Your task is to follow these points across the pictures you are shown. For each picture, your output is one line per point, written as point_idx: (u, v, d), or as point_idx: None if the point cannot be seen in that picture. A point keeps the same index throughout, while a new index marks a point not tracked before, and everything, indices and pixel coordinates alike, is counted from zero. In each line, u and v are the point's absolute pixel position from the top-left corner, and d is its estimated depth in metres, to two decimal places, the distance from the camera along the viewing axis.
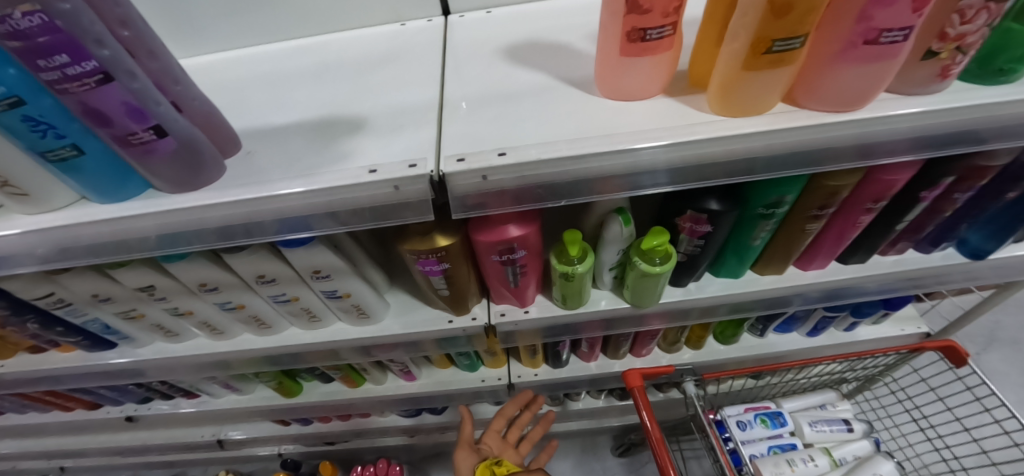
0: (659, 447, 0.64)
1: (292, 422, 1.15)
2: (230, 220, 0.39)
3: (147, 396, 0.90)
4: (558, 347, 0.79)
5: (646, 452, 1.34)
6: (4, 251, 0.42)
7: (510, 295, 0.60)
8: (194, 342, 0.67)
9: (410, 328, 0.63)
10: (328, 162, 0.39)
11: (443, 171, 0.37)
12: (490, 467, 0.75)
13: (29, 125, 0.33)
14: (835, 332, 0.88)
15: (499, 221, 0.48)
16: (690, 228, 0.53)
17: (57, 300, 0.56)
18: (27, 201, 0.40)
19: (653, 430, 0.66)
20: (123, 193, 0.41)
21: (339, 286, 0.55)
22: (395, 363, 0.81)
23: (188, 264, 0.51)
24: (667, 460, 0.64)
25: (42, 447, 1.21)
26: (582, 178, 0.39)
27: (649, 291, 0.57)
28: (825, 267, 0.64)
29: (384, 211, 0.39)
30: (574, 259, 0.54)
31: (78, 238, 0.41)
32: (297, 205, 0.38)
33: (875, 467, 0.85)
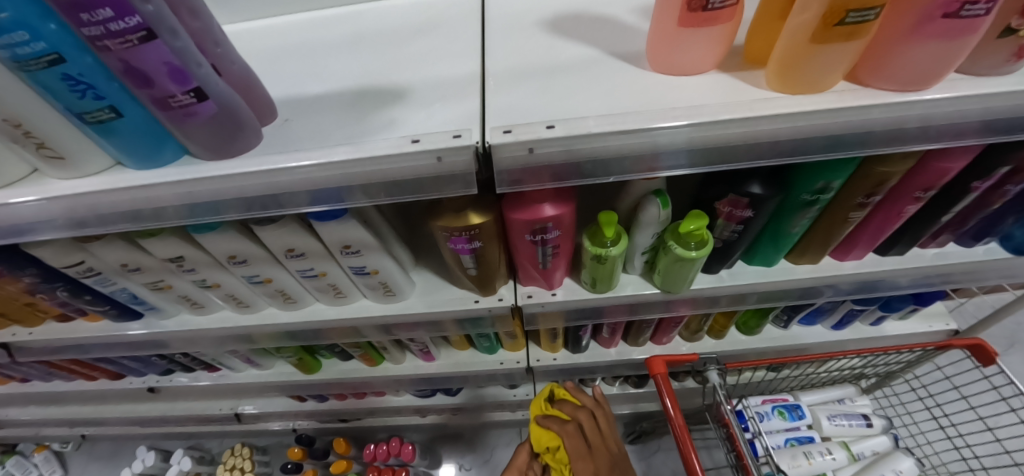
0: (681, 433, 0.64)
1: (307, 399, 1.17)
2: (268, 188, 0.39)
3: (168, 368, 0.91)
4: (580, 332, 0.78)
5: (656, 441, 1.34)
6: (41, 215, 0.42)
7: (539, 276, 0.59)
8: (219, 315, 0.67)
9: (435, 307, 0.62)
10: (368, 132, 0.38)
11: (490, 143, 0.36)
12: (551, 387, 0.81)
13: (68, 84, 0.32)
14: (861, 326, 0.86)
15: (535, 199, 0.47)
16: (728, 213, 0.51)
17: (86, 269, 0.56)
18: (63, 165, 0.39)
19: (675, 417, 0.65)
20: (159, 159, 0.40)
21: (367, 263, 0.54)
22: (415, 343, 0.81)
23: (218, 235, 0.50)
24: (689, 447, 0.63)
25: (65, 415, 1.24)
26: (630, 154, 0.37)
27: (681, 276, 0.56)
28: (862, 258, 0.62)
29: (425, 183, 0.38)
30: (608, 241, 0.53)
31: (113, 204, 0.41)
32: (337, 174, 0.37)
33: (893, 464, 0.84)
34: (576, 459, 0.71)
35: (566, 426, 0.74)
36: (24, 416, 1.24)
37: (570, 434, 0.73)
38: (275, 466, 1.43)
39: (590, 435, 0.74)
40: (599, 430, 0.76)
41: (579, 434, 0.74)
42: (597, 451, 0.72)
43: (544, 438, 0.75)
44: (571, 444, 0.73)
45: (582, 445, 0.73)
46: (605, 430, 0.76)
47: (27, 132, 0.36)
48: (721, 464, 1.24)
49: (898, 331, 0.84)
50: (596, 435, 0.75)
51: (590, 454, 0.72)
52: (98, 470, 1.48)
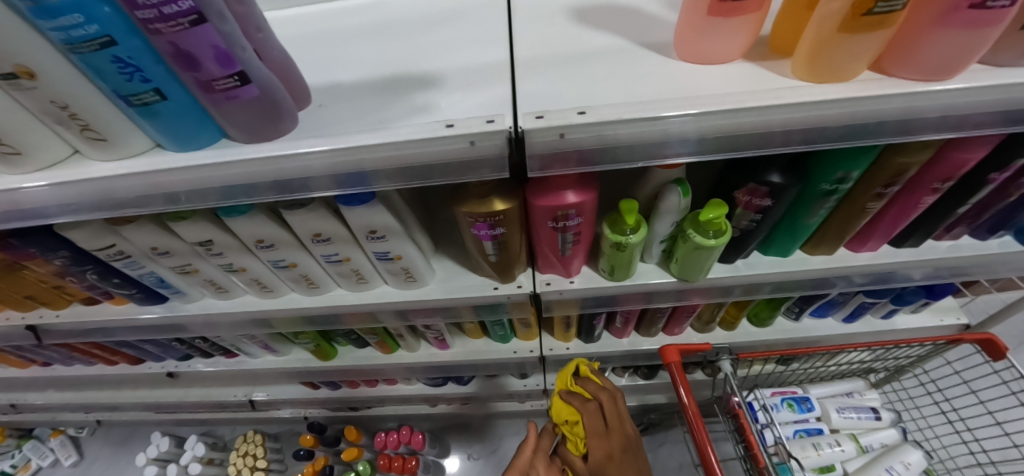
0: (696, 422, 0.64)
1: (320, 386, 1.18)
2: (304, 171, 0.40)
3: (188, 353, 0.93)
4: (594, 321, 0.80)
5: (663, 433, 1.35)
6: (83, 196, 0.43)
7: (558, 264, 0.60)
8: (242, 299, 0.69)
9: (455, 294, 0.63)
10: (403, 117, 0.39)
11: (523, 128, 0.37)
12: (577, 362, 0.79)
13: (118, 66, 0.33)
14: (872, 319, 0.86)
15: (558, 186, 0.48)
16: (747, 202, 0.52)
17: (117, 252, 0.58)
18: (106, 147, 0.41)
19: (690, 407, 0.66)
20: (198, 142, 0.41)
21: (391, 248, 0.55)
22: (430, 330, 0.82)
23: (248, 220, 0.52)
24: (704, 435, 0.64)
25: (82, 400, 1.26)
26: (658, 141, 0.38)
27: (699, 265, 0.57)
28: (877, 250, 0.63)
29: (457, 167, 0.39)
30: (629, 229, 0.54)
31: (152, 186, 0.42)
32: (373, 158, 0.38)
33: (902, 456, 0.85)
34: (590, 437, 0.70)
35: (586, 403, 0.72)
36: (43, 400, 1.27)
37: (590, 412, 0.72)
38: (286, 453, 1.45)
39: (609, 414, 0.72)
40: (619, 411, 0.73)
41: (599, 414, 0.72)
42: (614, 432, 0.71)
43: (563, 411, 0.74)
44: (588, 421, 0.71)
45: (598, 425, 0.71)
46: (624, 414, 0.73)
47: (73, 114, 0.37)
48: (728, 456, 1.25)
49: (909, 324, 0.85)
50: (615, 416, 0.72)
51: (606, 435, 0.70)
52: (113, 455, 1.51)
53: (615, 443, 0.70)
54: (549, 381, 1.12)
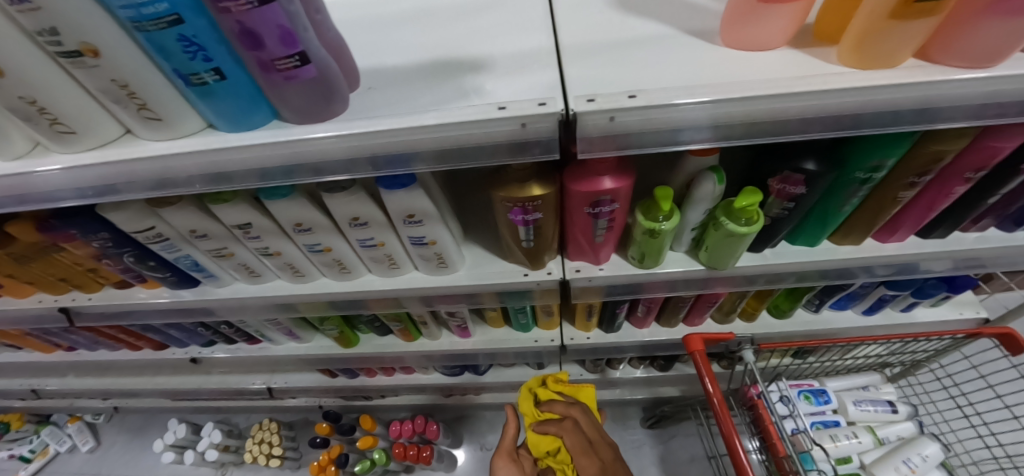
0: (723, 417, 0.65)
1: (337, 375, 1.19)
2: (355, 152, 0.41)
3: (212, 339, 0.94)
4: (617, 310, 0.80)
5: (674, 426, 1.36)
6: (135, 175, 0.44)
7: (589, 251, 0.61)
8: (274, 284, 0.70)
9: (486, 280, 0.64)
10: (453, 100, 0.40)
11: (574, 111, 0.37)
12: (536, 391, 0.86)
13: (182, 45, 0.34)
14: (891, 312, 0.87)
15: (596, 171, 0.49)
16: (780, 189, 0.53)
17: (155, 234, 0.58)
18: (160, 126, 0.41)
19: (717, 402, 0.67)
20: (250, 122, 0.42)
21: (427, 233, 0.56)
22: (454, 318, 0.83)
23: (289, 203, 0.52)
24: (732, 429, 0.65)
25: (102, 386, 1.28)
26: (705, 125, 0.39)
27: (730, 253, 0.58)
28: (904, 240, 0.63)
29: (507, 149, 0.40)
30: (662, 216, 0.54)
31: (203, 165, 0.43)
32: (425, 139, 0.39)
33: (918, 448, 0.85)
34: (578, 456, 0.78)
35: (562, 427, 0.80)
36: (64, 385, 1.29)
37: (569, 434, 0.79)
38: (301, 441, 1.47)
39: (586, 429, 0.80)
40: (593, 423, 0.81)
41: (578, 431, 0.79)
42: (595, 445, 0.79)
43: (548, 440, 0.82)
44: (571, 442, 0.79)
45: (580, 440, 0.79)
46: (596, 424, 0.80)
47: (133, 93, 0.38)
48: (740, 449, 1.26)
49: (928, 317, 0.85)
50: (592, 429, 0.80)
51: (590, 449, 0.78)
52: (130, 441, 1.53)
53: (602, 451, 0.78)
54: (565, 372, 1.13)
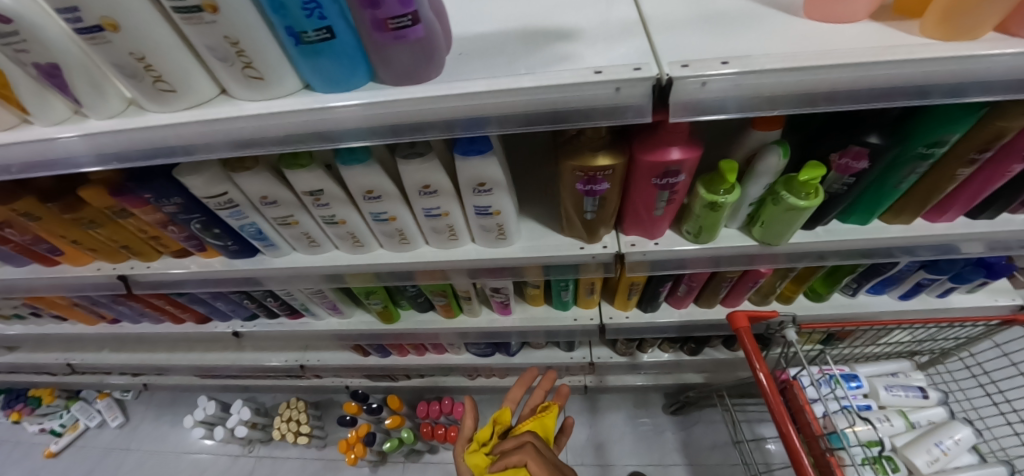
0: (775, 401, 0.68)
1: (370, 354, 1.20)
2: (452, 113, 0.42)
3: (255, 313, 0.96)
4: (659, 289, 0.82)
5: (696, 413, 1.38)
6: (230, 135, 0.46)
7: (647, 225, 0.63)
8: (331, 255, 0.71)
9: (542, 252, 0.66)
10: (547, 65, 0.42)
11: (669, 75, 0.40)
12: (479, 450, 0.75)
13: (302, 2, 0.35)
14: (927, 298, 0.88)
15: (666, 141, 0.50)
16: (843, 164, 0.53)
17: (226, 201, 0.60)
18: (260, 86, 0.43)
19: (769, 388, 0.69)
20: (347, 84, 0.43)
21: (493, 202, 0.58)
22: (497, 295, 0.85)
23: (363, 169, 0.54)
24: (783, 413, 0.67)
25: (137, 360, 1.31)
26: (791, 92, 0.41)
27: (786, 228, 0.59)
28: (954, 220, 0.65)
29: (598, 112, 0.42)
30: (724, 189, 0.56)
31: (298, 126, 0.44)
32: (524, 101, 0.41)
33: (950, 431, 0.86)
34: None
35: (525, 453, 0.69)
36: (100, 359, 1.32)
37: (535, 459, 0.68)
38: (326, 420, 1.50)
39: (548, 453, 0.73)
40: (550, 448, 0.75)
41: (539, 454, 0.69)
42: (561, 468, 0.71)
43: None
44: (536, 467, 0.68)
45: (546, 462, 0.69)
46: (551, 449, 0.76)
47: (241, 51, 0.39)
48: (763, 435, 1.28)
49: (964, 303, 0.87)
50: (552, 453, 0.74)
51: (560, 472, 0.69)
52: (159, 417, 1.56)
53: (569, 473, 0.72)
54: (595, 354, 1.14)
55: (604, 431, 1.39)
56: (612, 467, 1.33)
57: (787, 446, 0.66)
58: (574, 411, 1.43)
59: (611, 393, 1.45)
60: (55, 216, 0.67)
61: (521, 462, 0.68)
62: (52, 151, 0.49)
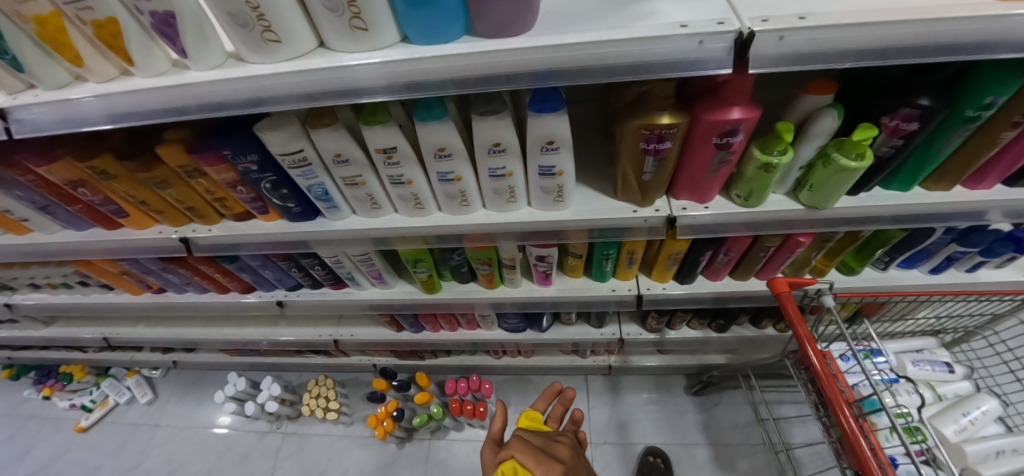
0: (830, 387, 0.70)
1: (403, 328, 1.22)
2: (545, 64, 0.46)
3: (300, 282, 0.99)
4: (699, 259, 0.84)
5: (717, 394, 1.41)
6: (330, 86, 0.49)
7: (698, 189, 0.66)
8: (390, 218, 0.74)
9: (596, 215, 0.69)
10: (632, 21, 0.46)
11: (751, 28, 0.43)
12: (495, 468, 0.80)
13: None
14: (955, 272, 0.91)
15: (729, 100, 0.53)
16: (894, 126, 0.56)
17: (300, 159, 0.62)
18: (364, 37, 0.46)
19: (821, 369, 0.71)
20: (445, 37, 0.47)
21: (557, 162, 0.61)
22: (541, 264, 0.88)
23: (439, 126, 0.57)
24: (838, 398, 0.70)
25: (171, 335, 1.34)
26: (862, 47, 0.44)
27: (834, 191, 0.62)
28: (992, 187, 0.67)
29: (679, 64, 0.45)
30: (778, 150, 0.59)
31: (396, 76, 0.48)
32: (612, 53, 0.45)
33: (976, 402, 0.88)
34: (537, 465, 0.72)
35: (511, 447, 0.76)
36: (135, 333, 1.35)
37: (520, 450, 0.75)
38: (352, 398, 1.52)
39: (533, 441, 0.80)
40: (537, 435, 0.83)
41: (526, 446, 0.76)
42: (547, 451, 0.78)
43: (503, 471, 0.72)
44: (522, 458, 0.73)
45: (532, 450, 0.75)
46: (537, 438, 0.83)
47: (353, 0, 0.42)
48: (784, 415, 1.31)
49: (991, 277, 0.90)
50: (538, 440, 0.81)
51: (546, 456, 0.75)
52: (186, 395, 1.59)
53: (558, 454, 0.77)
54: (624, 331, 1.17)
55: (627, 411, 1.42)
56: (634, 445, 1.35)
57: (844, 429, 0.68)
58: (596, 392, 1.46)
59: (633, 375, 1.48)
60: (128, 176, 0.70)
61: (509, 456, 0.75)
62: (153, 101, 0.53)
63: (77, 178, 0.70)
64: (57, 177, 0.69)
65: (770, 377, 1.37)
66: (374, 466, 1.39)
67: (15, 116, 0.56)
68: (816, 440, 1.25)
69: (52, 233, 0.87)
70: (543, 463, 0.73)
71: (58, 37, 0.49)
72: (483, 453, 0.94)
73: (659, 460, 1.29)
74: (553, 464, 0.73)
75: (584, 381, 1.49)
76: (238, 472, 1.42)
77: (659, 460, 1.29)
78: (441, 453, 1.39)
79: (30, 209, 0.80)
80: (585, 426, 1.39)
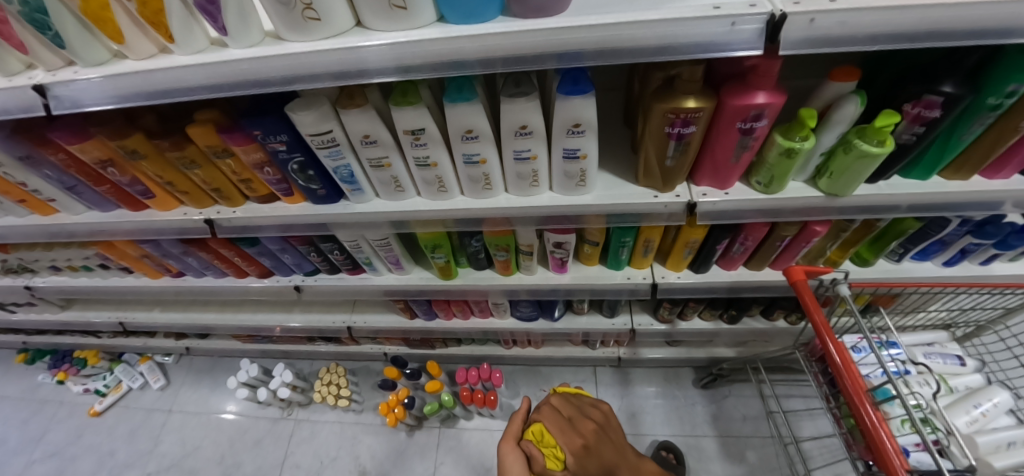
0: (852, 382, 0.70)
1: (417, 315, 1.22)
2: (580, 44, 0.47)
3: (318, 266, 1.00)
4: (715, 247, 0.85)
5: (726, 387, 1.42)
6: (367, 64, 0.50)
7: (720, 175, 0.67)
8: (413, 201, 0.76)
9: (617, 199, 0.70)
10: (665, 2, 0.47)
11: (783, 10, 0.44)
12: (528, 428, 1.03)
13: None
14: (968, 265, 0.92)
15: (755, 85, 0.53)
16: (916, 113, 0.57)
17: (328, 140, 0.63)
18: (402, 16, 0.47)
19: (842, 362, 0.71)
20: (481, 16, 0.48)
21: (582, 145, 0.62)
22: (558, 251, 0.88)
23: (469, 107, 0.57)
24: (860, 393, 0.69)
25: (184, 320, 1.35)
26: (891, 30, 0.44)
27: (854, 179, 0.63)
28: (1011, 177, 0.68)
29: (710, 46, 0.46)
30: (801, 136, 0.59)
31: (432, 54, 0.49)
32: (645, 35, 0.46)
33: (988, 395, 0.89)
34: (559, 434, 0.97)
35: (544, 413, 1.02)
36: (151, 318, 1.36)
37: (549, 418, 1.01)
38: (363, 387, 1.54)
39: (563, 411, 1.03)
40: (569, 406, 1.05)
41: (555, 414, 1.01)
42: (573, 422, 1.01)
43: (535, 430, 0.99)
44: (551, 423, 1.00)
45: (559, 420, 1.00)
46: (570, 408, 1.05)
47: None
48: (793, 408, 1.32)
49: (1005, 270, 0.90)
50: (569, 411, 1.04)
51: (569, 428, 0.99)
52: (199, 381, 1.62)
53: (581, 427, 1.00)
54: (636, 321, 1.18)
55: (636, 402, 1.43)
56: (643, 436, 1.36)
57: (866, 425, 0.68)
58: (604, 383, 1.48)
59: (642, 367, 1.49)
60: (156, 156, 0.72)
61: (540, 419, 1.01)
62: (191, 79, 0.54)
63: (107, 158, 0.71)
64: (88, 156, 0.70)
65: (780, 371, 1.38)
66: (386, 453, 1.40)
67: (55, 92, 0.58)
68: (825, 434, 1.26)
69: (77, 214, 0.88)
70: (566, 435, 0.97)
71: (101, 14, 0.50)
72: (505, 449, 0.97)
73: (671, 456, 1.29)
74: (574, 436, 0.97)
75: (593, 372, 1.51)
76: (251, 457, 1.44)
77: (670, 456, 1.29)
78: (451, 441, 1.40)
79: (58, 189, 0.81)
80: None
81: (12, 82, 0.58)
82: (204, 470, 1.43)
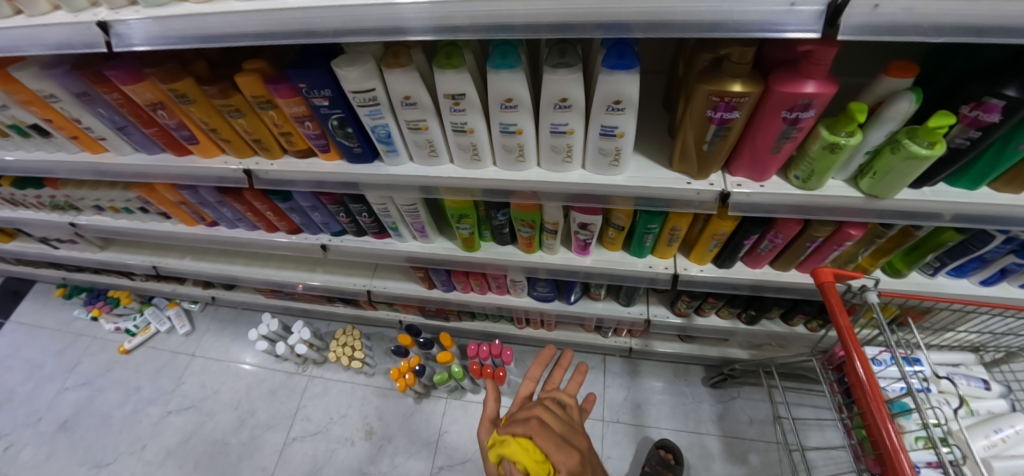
0: (872, 393, 0.67)
1: (436, 286, 1.24)
2: (630, 14, 0.47)
3: (346, 228, 1.03)
4: (742, 242, 0.84)
5: (736, 388, 1.41)
6: (416, 22, 0.50)
7: (758, 166, 0.66)
8: (446, 167, 0.77)
9: (649, 182, 0.70)
10: None
11: None
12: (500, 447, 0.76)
13: None
14: (1007, 287, 0.88)
15: (806, 72, 0.52)
16: (972, 116, 0.54)
17: (370, 98, 0.64)
18: None
19: (864, 374, 0.69)
20: None
21: (620, 123, 0.62)
22: (582, 233, 0.88)
23: (511, 75, 0.57)
24: (880, 407, 0.67)
25: (212, 268, 1.40)
26: (960, 22, 0.42)
27: (899, 180, 0.61)
28: None
29: (766, 24, 0.46)
30: (847, 132, 0.57)
31: (480, 16, 0.49)
32: (698, 8, 0.45)
33: (1011, 420, 0.85)
34: (556, 452, 0.72)
35: (530, 426, 0.77)
36: (181, 263, 1.42)
37: (540, 432, 0.75)
38: (376, 351, 1.59)
39: (555, 426, 0.80)
40: (560, 422, 0.83)
41: (546, 429, 0.76)
42: (568, 440, 0.78)
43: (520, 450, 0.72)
44: (543, 441, 0.74)
45: (550, 434, 0.75)
46: (558, 421, 0.83)
47: None
48: (802, 416, 1.31)
49: None
50: (561, 427, 0.81)
51: (564, 441, 0.76)
52: (222, 330, 1.69)
53: (577, 442, 0.79)
54: (651, 312, 1.18)
55: (643, 393, 1.43)
56: (645, 427, 1.37)
57: (886, 441, 0.65)
58: (612, 372, 1.49)
59: (654, 360, 1.50)
60: (204, 102, 0.74)
61: (528, 434, 0.76)
62: (244, 24, 0.55)
63: (158, 100, 0.74)
64: (141, 97, 0.73)
65: (793, 378, 1.37)
66: (393, 415, 1.45)
67: (116, 30, 0.60)
68: (832, 445, 1.24)
69: (124, 154, 0.92)
70: (560, 450, 0.73)
71: None
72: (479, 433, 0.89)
73: (670, 455, 1.27)
74: (571, 452, 0.73)
75: (602, 360, 1.52)
76: (265, 406, 1.50)
77: (669, 455, 1.27)
78: (456, 410, 1.44)
79: (109, 128, 0.85)
80: (600, 405, 1.42)
81: (79, 18, 0.61)
82: (221, 414, 1.50)
